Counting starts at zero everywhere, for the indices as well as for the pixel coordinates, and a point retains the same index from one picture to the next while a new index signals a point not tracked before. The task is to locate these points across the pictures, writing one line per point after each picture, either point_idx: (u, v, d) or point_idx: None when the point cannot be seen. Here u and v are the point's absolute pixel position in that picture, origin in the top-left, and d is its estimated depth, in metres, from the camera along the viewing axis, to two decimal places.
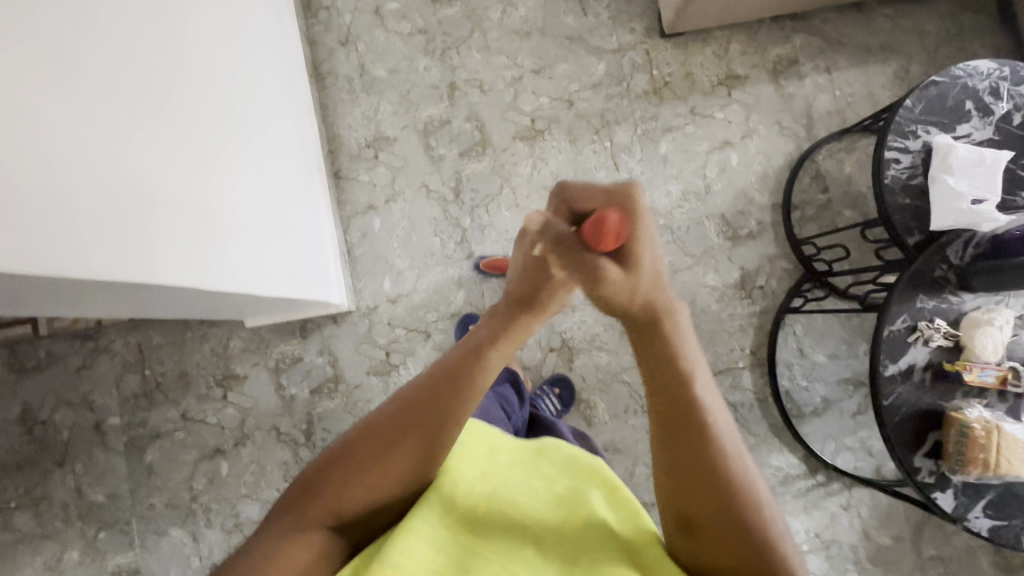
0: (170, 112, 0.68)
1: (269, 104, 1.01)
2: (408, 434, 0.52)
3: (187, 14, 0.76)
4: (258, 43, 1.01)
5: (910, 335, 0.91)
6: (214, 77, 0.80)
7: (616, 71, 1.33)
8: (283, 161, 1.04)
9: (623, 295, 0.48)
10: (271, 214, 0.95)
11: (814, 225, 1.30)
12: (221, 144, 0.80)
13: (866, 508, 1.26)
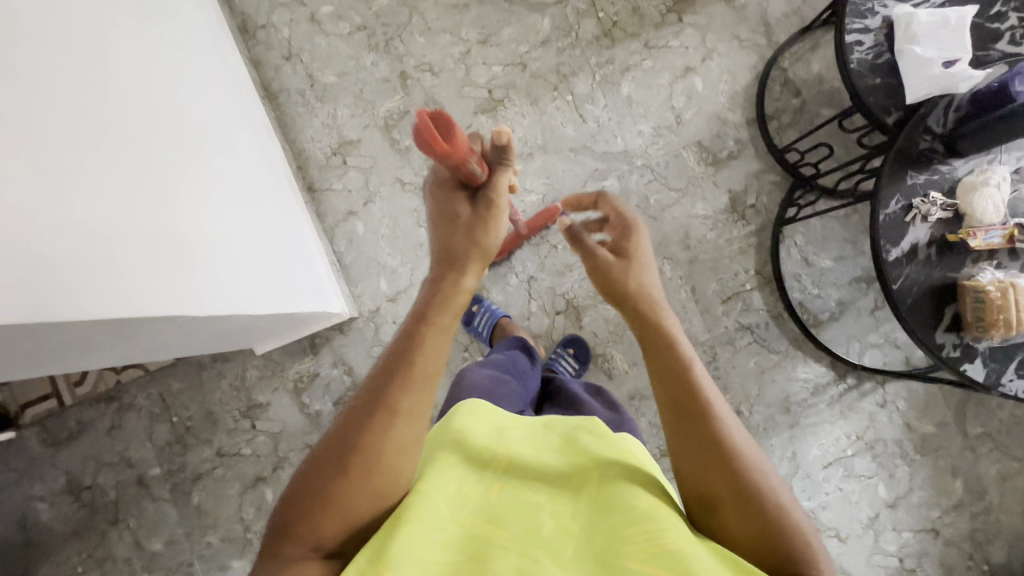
0: (119, 149, 0.67)
1: (220, 124, 0.99)
2: (372, 455, 0.48)
3: (115, 45, 0.74)
4: (196, 65, 1.00)
5: (906, 215, 0.88)
6: (151, 106, 0.78)
7: (562, 23, 1.31)
8: (248, 179, 1.03)
9: (621, 277, 0.56)
10: (245, 232, 0.93)
11: (793, 131, 1.28)
12: (176, 170, 0.79)
13: (903, 400, 1.25)
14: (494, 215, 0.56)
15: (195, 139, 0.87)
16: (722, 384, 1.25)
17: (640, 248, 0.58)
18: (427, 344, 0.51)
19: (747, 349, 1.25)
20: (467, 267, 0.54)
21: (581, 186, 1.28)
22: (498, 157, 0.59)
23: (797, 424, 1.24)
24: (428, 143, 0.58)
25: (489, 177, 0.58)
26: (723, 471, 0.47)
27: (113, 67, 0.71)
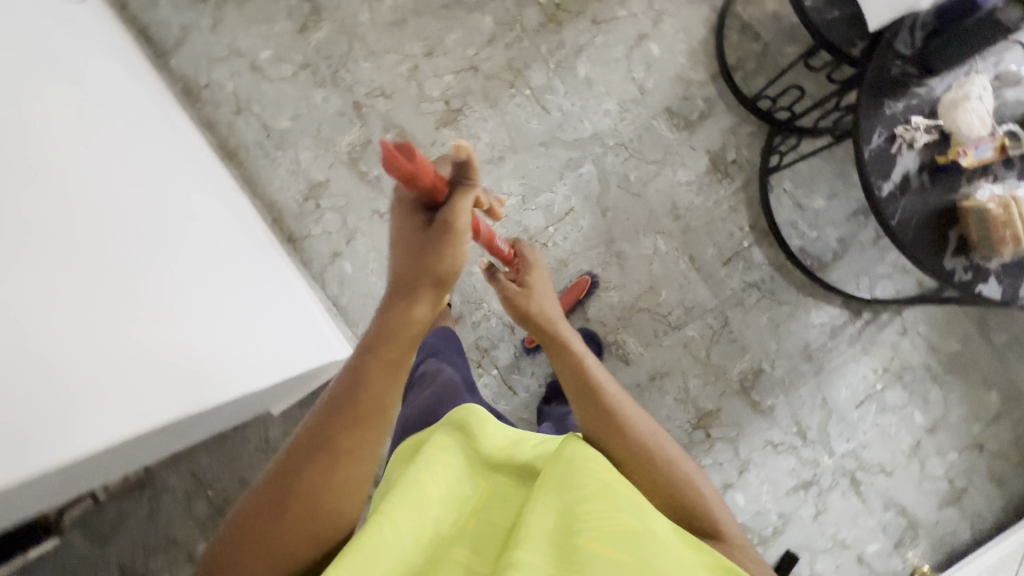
0: (75, 256, 0.65)
1: (176, 192, 0.95)
2: (312, 492, 0.50)
3: (59, 145, 0.72)
4: (136, 137, 0.95)
5: (890, 147, 0.86)
6: (110, 199, 0.76)
7: (504, 17, 1.27)
8: (219, 244, 0.99)
9: (523, 303, 0.68)
10: (228, 300, 0.90)
11: (760, 77, 1.24)
12: (133, 253, 0.75)
13: (924, 324, 1.23)
14: (449, 243, 0.53)
15: (165, 222, 0.86)
16: (740, 346, 1.24)
17: (537, 281, 0.72)
18: (374, 381, 0.53)
19: (758, 306, 1.24)
20: (416, 298, 0.55)
21: (559, 178, 1.25)
22: (463, 183, 0.54)
23: (822, 369, 1.23)
24: (404, 174, 0.50)
25: (450, 203, 0.54)
26: (642, 450, 0.58)
27: (60, 171, 0.69)
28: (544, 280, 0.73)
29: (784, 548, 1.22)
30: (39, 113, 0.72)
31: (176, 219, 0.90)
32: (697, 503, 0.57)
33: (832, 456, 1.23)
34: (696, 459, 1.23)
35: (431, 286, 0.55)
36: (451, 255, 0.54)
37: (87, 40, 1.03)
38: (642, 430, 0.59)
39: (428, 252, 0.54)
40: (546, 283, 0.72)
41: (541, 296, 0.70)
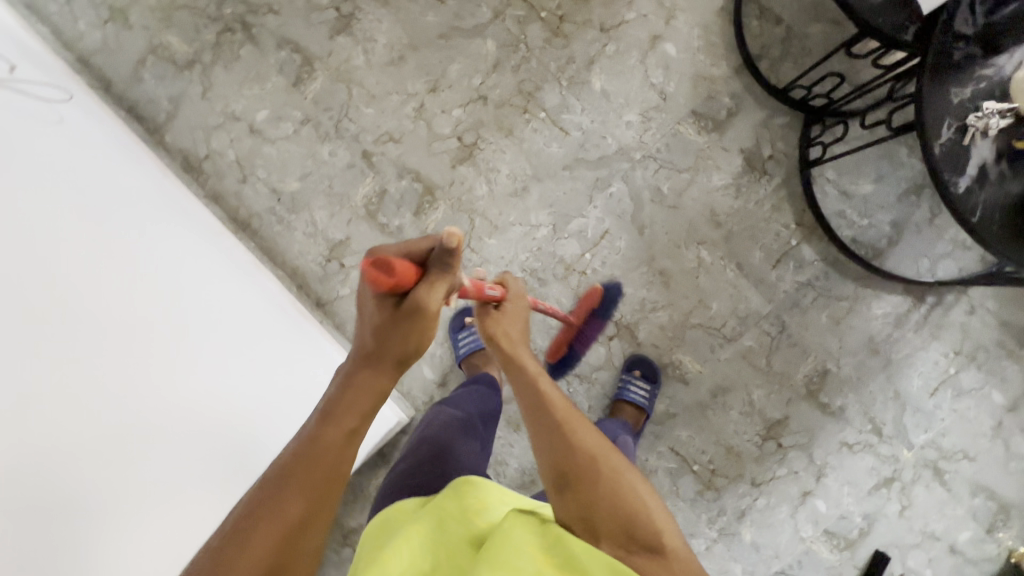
0: (120, 359, 0.75)
1: (191, 261, 0.96)
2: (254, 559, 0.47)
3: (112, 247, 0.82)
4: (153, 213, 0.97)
5: (962, 138, 0.79)
6: (159, 294, 0.84)
7: (506, 38, 1.19)
8: (233, 308, 0.98)
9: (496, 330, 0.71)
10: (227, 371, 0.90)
11: (788, 63, 1.16)
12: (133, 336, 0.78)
13: (992, 300, 1.17)
14: (421, 326, 0.56)
15: (214, 308, 0.93)
16: (801, 349, 1.18)
17: (515, 310, 0.74)
18: (336, 450, 0.53)
19: (815, 305, 1.18)
20: (382, 370, 0.57)
21: (589, 202, 1.19)
22: (440, 267, 0.55)
23: (891, 361, 1.18)
24: (394, 282, 0.53)
25: (425, 286, 0.55)
26: (586, 467, 0.59)
27: (94, 271, 0.77)
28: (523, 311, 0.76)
29: (873, 548, 1.19)
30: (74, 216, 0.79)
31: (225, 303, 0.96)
32: (638, 522, 0.56)
33: (912, 449, 1.18)
34: (771, 470, 1.19)
35: (395, 364, 0.57)
36: (420, 334, 0.57)
37: (87, 139, 0.98)
38: (588, 449, 0.60)
39: (402, 329, 0.56)
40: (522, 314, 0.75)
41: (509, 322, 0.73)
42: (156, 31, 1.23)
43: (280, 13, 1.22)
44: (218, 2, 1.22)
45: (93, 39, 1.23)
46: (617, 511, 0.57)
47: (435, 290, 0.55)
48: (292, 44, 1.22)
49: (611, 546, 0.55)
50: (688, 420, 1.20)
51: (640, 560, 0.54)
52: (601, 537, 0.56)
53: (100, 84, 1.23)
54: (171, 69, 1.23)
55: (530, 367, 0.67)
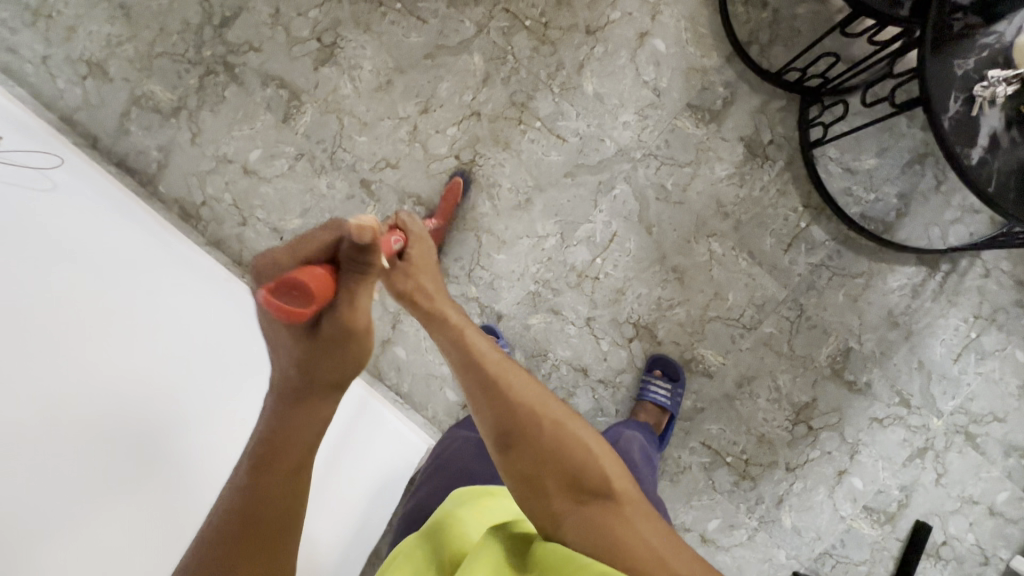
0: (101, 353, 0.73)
1: (182, 284, 0.96)
2: None
3: (77, 254, 0.80)
4: (142, 245, 0.99)
5: (971, 109, 0.78)
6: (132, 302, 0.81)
7: (493, 51, 1.17)
8: (225, 326, 0.94)
9: (406, 282, 0.68)
10: (208, 379, 0.85)
11: (779, 47, 1.15)
12: (116, 328, 0.77)
13: (1006, 261, 1.17)
14: (343, 346, 0.50)
15: (195, 321, 0.89)
16: (822, 330, 1.18)
17: (422, 256, 0.70)
18: (281, 494, 0.50)
19: (831, 285, 1.17)
20: (310, 399, 0.51)
21: (594, 206, 1.18)
22: (356, 270, 0.48)
23: (912, 332, 1.17)
24: (312, 306, 0.45)
25: (343, 298, 0.48)
26: (530, 426, 0.61)
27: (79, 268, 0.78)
28: (427, 252, 0.71)
29: (914, 519, 1.19)
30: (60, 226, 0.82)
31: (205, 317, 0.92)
32: (585, 471, 0.60)
33: (941, 416, 1.18)
34: (804, 454, 1.19)
35: (327, 389, 0.52)
36: (352, 347, 0.51)
37: (84, 202, 0.97)
38: (528, 405, 0.62)
39: (332, 346, 0.50)
40: (428, 257, 0.71)
41: (420, 274, 0.69)
42: (137, 81, 1.21)
43: (261, 50, 1.20)
44: (197, 45, 1.20)
45: (74, 96, 1.21)
46: (557, 457, 0.60)
47: (359, 295, 0.49)
48: (277, 80, 1.20)
49: (563, 500, 0.58)
50: (717, 413, 1.19)
51: (590, 508, 0.57)
52: (555, 494, 0.59)
53: (88, 142, 1.22)
54: (157, 118, 1.21)
55: (457, 321, 0.67)
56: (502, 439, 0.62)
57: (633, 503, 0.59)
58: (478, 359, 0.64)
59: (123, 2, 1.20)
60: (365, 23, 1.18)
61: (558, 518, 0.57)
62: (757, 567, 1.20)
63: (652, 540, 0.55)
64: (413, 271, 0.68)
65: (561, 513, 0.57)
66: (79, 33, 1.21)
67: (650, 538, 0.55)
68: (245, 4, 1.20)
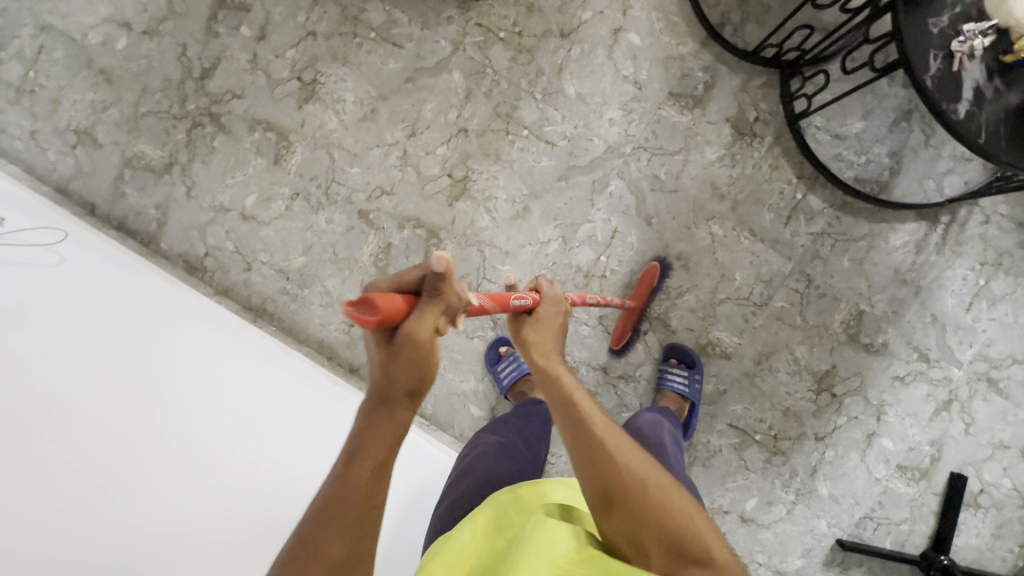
0: (154, 406, 0.82)
1: (209, 338, 1.03)
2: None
3: (115, 322, 0.90)
4: (168, 303, 1.06)
5: (951, 65, 0.79)
6: (148, 363, 0.87)
7: (471, 66, 1.18)
8: (253, 375, 1.00)
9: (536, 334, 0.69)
10: (248, 422, 0.90)
11: (752, 25, 1.16)
12: (163, 384, 0.85)
13: (1004, 204, 1.17)
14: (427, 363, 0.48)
15: (213, 374, 0.94)
16: (832, 297, 1.19)
17: (550, 314, 0.72)
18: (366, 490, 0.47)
19: (834, 251, 1.18)
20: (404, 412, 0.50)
21: (591, 206, 1.19)
22: (432, 298, 0.47)
23: (921, 287, 1.18)
24: (381, 322, 0.44)
25: (414, 317, 0.47)
26: (636, 491, 0.56)
27: (120, 337, 0.88)
28: (560, 315, 0.73)
29: (949, 472, 1.20)
30: (97, 299, 0.92)
31: (235, 368, 0.99)
32: (688, 539, 0.54)
33: (961, 366, 1.19)
34: (832, 422, 1.20)
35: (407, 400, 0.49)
36: (423, 367, 0.48)
37: (95, 271, 0.99)
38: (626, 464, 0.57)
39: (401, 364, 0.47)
40: (557, 318, 0.72)
41: (543, 328, 0.70)
42: (127, 143, 1.22)
43: (244, 96, 1.21)
44: (181, 100, 1.22)
45: (66, 166, 1.23)
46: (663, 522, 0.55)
47: (428, 319, 0.47)
48: (263, 123, 1.21)
49: (663, 564, 0.53)
50: (740, 393, 1.20)
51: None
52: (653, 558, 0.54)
53: (87, 209, 1.23)
54: (151, 177, 1.23)
55: (570, 377, 0.64)
56: (602, 498, 0.57)
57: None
58: (577, 413, 0.60)
59: (102, 67, 1.22)
60: (342, 57, 1.20)
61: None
62: (800, 540, 1.21)
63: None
64: (539, 324, 0.70)
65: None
66: (63, 104, 1.22)
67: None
68: (223, 53, 1.21)
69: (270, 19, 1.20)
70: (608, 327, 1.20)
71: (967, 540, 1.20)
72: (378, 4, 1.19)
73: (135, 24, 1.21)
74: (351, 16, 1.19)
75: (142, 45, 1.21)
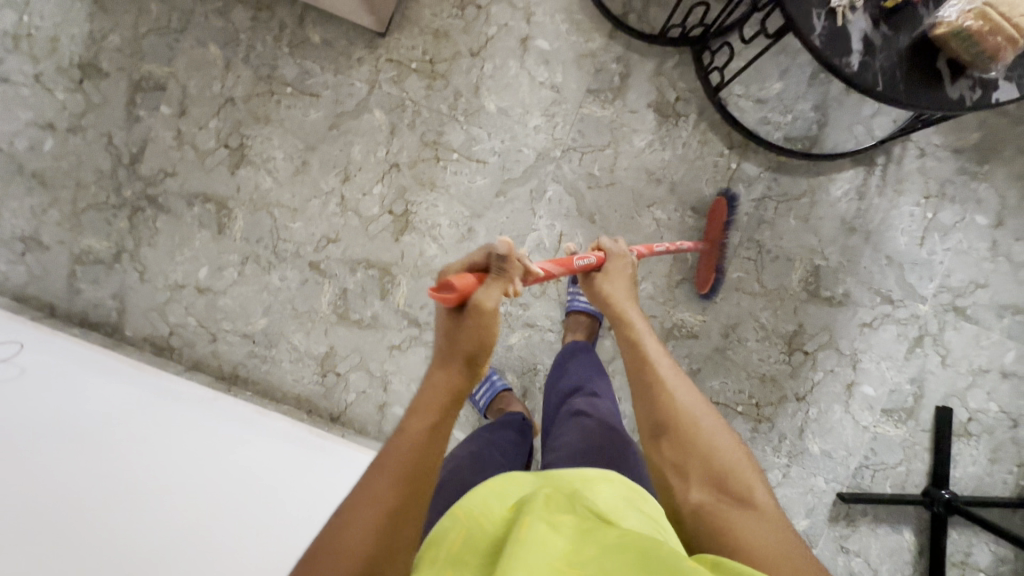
0: (141, 487, 0.84)
1: (186, 414, 1.05)
2: (340, 543, 0.44)
3: (85, 418, 0.92)
4: (141, 388, 1.08)
5: (836, 21, 0.79)
6: (114, 454, 0.87)
7: (389, 101, 1.20)
8: (234, 443, 1.02)
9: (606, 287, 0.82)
10: (234, 483, 0.92)
11: (654, 8, 1.17)
12: (146, 464, 0.88)
13: (936, 135, 1.18)
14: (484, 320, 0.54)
15: (202, 445, 0.97)
16: (786, 259, 1.19)
17: (615, 270, 0.84)
18: (418, 446, 0.50)
19: (779, 213, 1.19)
20: (468, 371, 0.55)
21: (534, 214, 1.20)
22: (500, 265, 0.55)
23: (870, 232, 1.19)
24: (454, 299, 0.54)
25: (482, 289, 0.54)
26: (683, 420, 0.65)
27: (96, 430, 0.90)
28: (626, 268, 0.85)
29: (934, 406, 1.20)
30: (65, 398, 0.95)
31: (214, 438, 1.01)
32: (727, 472, 0.61)
33: (926, 301, 1.19)
34: (809, 379, 1.20)
35: (465, 362, 0.54)
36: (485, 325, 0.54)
37: (56, 372, 1.01)
38: (687, 408, 0.66)
39: (473, 325, 0.54)
40: (625, 272, 0.85)
41: (615, 282, 0.83)
42: (73, 240, 1.24)
43: (176, 173, 1.22)
44: (116, 188, 1.23)
45: (19, 274, 1.24)
46: (703, 455, 0.62)
47: (495, 288, 0.55)
48: (200, 196, 1.22)
49: (700, 490, 0.61)
50: (714, 368, 1.21)
51: (722, 503, 0.59)
52: (693, 484, 0.61)
53: (46, 312, 1.25)
54: (102, 269, 1.24)
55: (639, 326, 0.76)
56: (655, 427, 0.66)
57: (766, 508, 0.58)
58: (648, 363, 0.71)
59: (34, 171, 1.23)
60: (263, 116, 1.21)
61: (693, 510, 0.60)
62: (801, 501, 1.22)
63: (780, 547, 0.54)
64: (611, 277, 0.83)
65: (699, 505, 0.59)
66: (4, 214, 1.24)
67: (775, 539, 0.55)
68: (148, 135, 1.22)
69: (187, 92, 1.21)
70: (693, 273, 1.20)
71: (965, 470, 1.21)
72: (288, 58, 1.20)
73: (58, 123, 1.22)
74: (265, 75, 1.20)
75: (69, 142, 1.23)
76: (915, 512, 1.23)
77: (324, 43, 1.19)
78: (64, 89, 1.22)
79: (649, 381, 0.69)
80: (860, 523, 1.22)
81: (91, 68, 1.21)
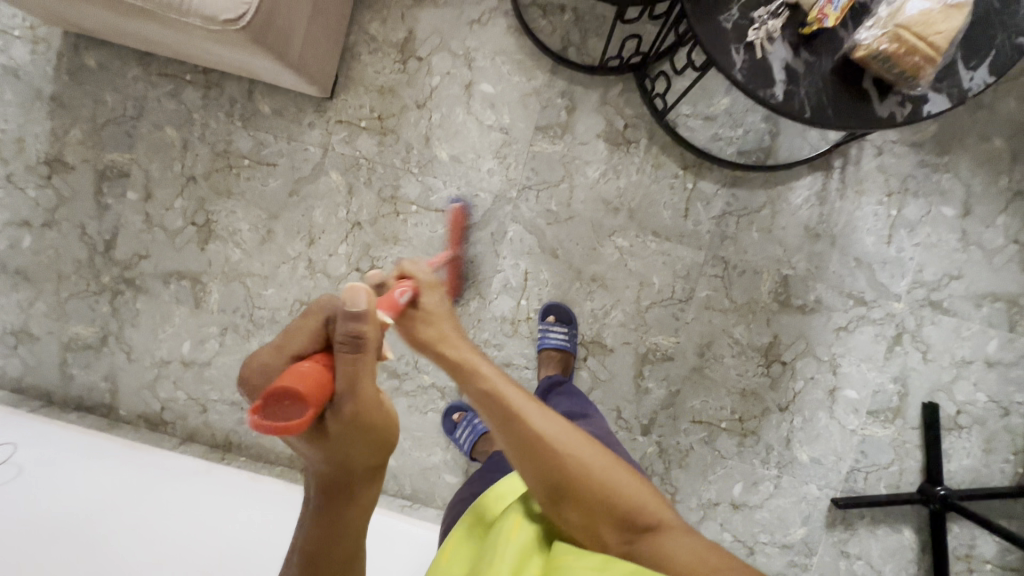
0: None
1: (179, 487, 1.07)
2: None
3: (80, 511, 0.95)
4: (134, 466, 1.10)
5: (755, 53, 0.79)
6: (108, 548, 0.90)
7: (343, 162, 1.22)
8: (227, 511, 1.04)
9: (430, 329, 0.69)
10: (228, 555, 0.94)
11: (593, 39, 1.18)
12: (138, 554, 0.90)
13: (892, 131, 1.17)
14: (365, 434, 0.51)
15: (196, 519, 0.99)
16: (753, 272, 1.19)
17: (434, 305, 0.70)
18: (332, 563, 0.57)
19: (741, 228, 1.19)
20: (355, 490, 0.55)
21: (497, 256, 1.21)
22: (353, 347, 0.48)
23: (835, 236, 1.18)
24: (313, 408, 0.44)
25: (346, 387, 0.48)
26: (581, 478, 0.61)
27: (89, 524, 0.93)
28: (440, 300, 0.71)
29: (920, 403, 1.19)
30: (61, 492, 0.97)
31: (208, 508, 1.03)
32: (635, 511, 0.61)
33: (899, 298, 1.18)
34: (790, 390, 1.20)
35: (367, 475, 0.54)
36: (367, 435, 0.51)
37: (54, 464, 1.04)
38: (580, 464, 0.62)
39: (348, 441, 0.50)
40: (442, 303, 0.71)
41: (436, 320, 0.70)
42: (61, 329, 1.29)
43: (149, 255, 1.26)
44: (95, 275, 1.27)
45: (15, 367, 1.30)
46: (606, 501, 0.61)
47: (361, 381, 0.48)
48: (175, 273, 1.26)
49: (619, 540, 0.60)
50: (694, 388, 1.21)
51: (640, 540, 0.60)
52: (609, 538, 0.60)
53: (45, 400, 1.30)
54: (92, 353, 1.29)
55: (486, 372, 0.66)
56: (553, 493, 0.61)
57: (669, 523, 0.62)
58: (521, 419, 0.63)
59: (17, 267, 1.28)
60: (225, 190, 1.24)
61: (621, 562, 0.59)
62: (796, 510, 1.22)
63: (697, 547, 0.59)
64: (433, 317, 0.69)
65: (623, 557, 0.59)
66: None
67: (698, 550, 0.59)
68: (118, 221, 1.26)
69: (150, 176, 1.25)
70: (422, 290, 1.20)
71: (960, 464, 1.20)
72: (242, 131, 1.23)
73: (34, 219, 1.27)
74: (222, 150, 1.23)
75: (45, 237, 1.27)
76: (913, 510, 1.22)
77: (275, 112, 1.22)
78: (35, 185, 1.26)
79: (528, 440, 0.62)
80: (858, 527, 1.22)
81: (58, 163, 1.26)
